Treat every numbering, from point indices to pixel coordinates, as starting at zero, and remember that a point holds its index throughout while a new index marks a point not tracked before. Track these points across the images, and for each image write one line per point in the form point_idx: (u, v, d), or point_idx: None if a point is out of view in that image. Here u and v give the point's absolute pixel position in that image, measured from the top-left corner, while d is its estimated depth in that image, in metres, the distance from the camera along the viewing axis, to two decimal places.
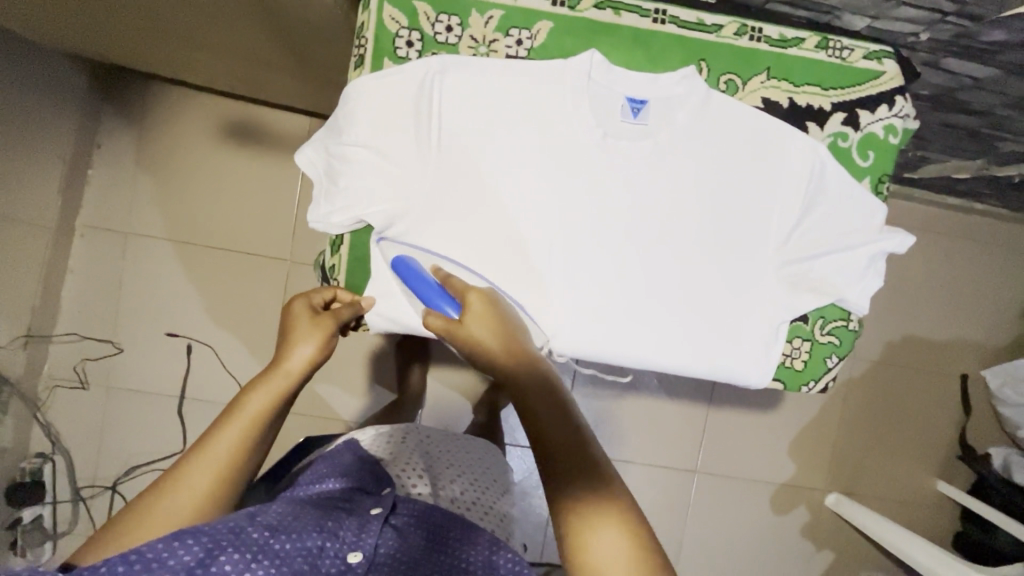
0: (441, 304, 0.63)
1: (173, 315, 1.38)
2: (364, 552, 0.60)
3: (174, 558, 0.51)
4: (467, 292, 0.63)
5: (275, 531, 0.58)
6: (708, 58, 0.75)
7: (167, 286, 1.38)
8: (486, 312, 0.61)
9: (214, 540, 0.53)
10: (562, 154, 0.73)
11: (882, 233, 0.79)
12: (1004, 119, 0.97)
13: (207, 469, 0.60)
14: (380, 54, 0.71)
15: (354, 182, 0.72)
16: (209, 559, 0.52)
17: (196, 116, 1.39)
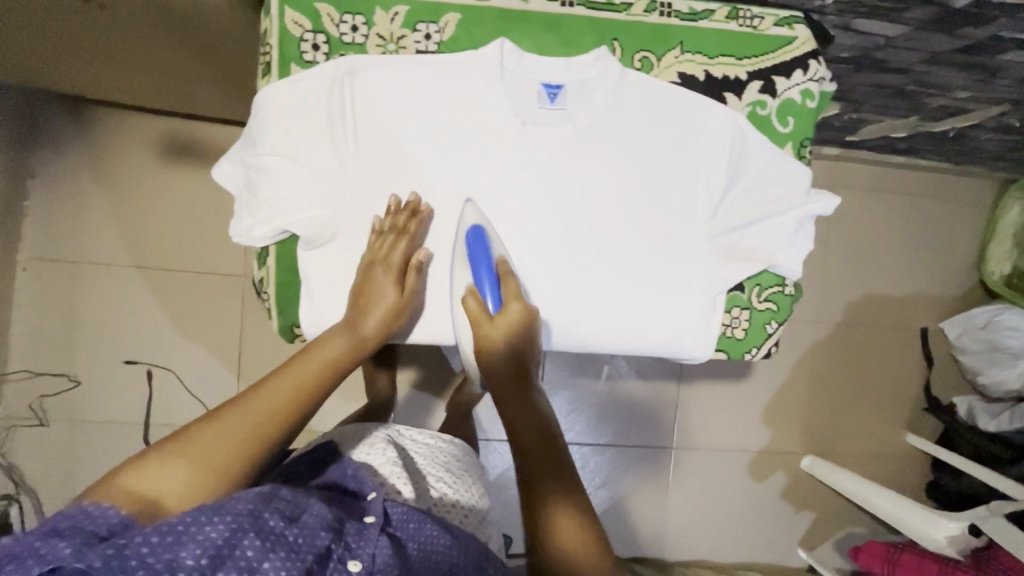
0: (488, 293, 0.68)
1: (128, 342, 1.35)
2: (364, 561, 0.53)
3: (204, 535, 0.46)
4: (512, 300, 0.68)
5: (290, 521, 0.52)
6: (620, 37, 0.75)
7: (119, 313, 1.35)
8: (518, 326, 0.67)
9: (238, 520, 0.49)
10: (484, 146, 0.73)
11: (809, 196, 0.80)
12: (924, 75, 0.99)
13: (216, 453, 0.56)
14: (286, 60, 0.70)
15: (272, 192, 0.70)
16: (234, 542, 0.47)
17: (132, 136, 1.35)
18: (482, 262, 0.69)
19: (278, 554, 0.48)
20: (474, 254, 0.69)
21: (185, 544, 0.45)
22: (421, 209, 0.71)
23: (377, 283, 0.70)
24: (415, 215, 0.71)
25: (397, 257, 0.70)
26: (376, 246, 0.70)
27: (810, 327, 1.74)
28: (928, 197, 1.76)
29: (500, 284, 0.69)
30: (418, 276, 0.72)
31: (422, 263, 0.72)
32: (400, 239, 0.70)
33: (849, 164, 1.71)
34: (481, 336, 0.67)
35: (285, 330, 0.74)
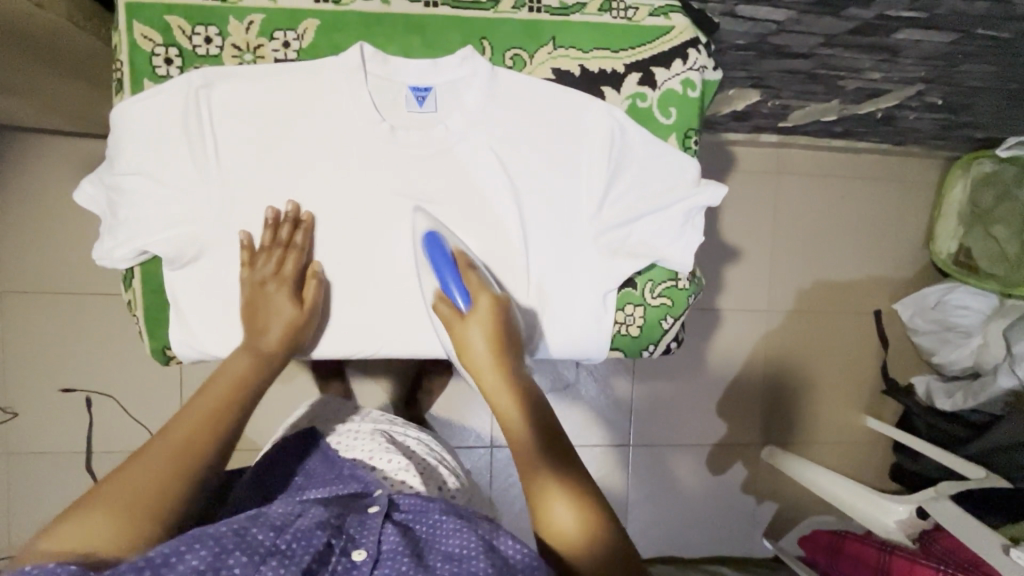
0: (454, 291, 0.70)
1: (54, 368, 1.28)
2: (368, 551, 0.52)
3: (183, 564, 0.45)
4: (478, 292, 0.69)
5: (280, 530, 0.51)
6: (488, 35, 0.73)
7: (38, 341, 1.27)
8: (489, 319, 0.69)
9: (221, 543, 0.48)
10: (354, 154, 0.71)
11: (697, 187, 0.79)
12: (826, 58, 0.99)
13: (128, 495, 0.53)
14: (139, 75, 0.68)
15: (131, 212, 0.68)
16: (218, 565, 0.46)
17: (26, 152, 1.24)
18: (438, 260, 0.69)
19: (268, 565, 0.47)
20: (428, 255, 0.70)
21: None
22: (302, 218, 0.71)
23: (274, 300, 0.70)
24: (297, 226, 0.71)
25: (287, 272, 0.70)
26: (261, 262, 0.70)
27: (762, 316, 1.74)
28: (873, 179, 1.75)
29: (462, 276, 0.70)
30: (317, 286, 0.71)
31: (319, 273, 0.72)
32: (288, 253, 0.70)
33: (790, 149, 1.69)
34: (454, 335, 0.70)
35: (158, 351, 0.72)
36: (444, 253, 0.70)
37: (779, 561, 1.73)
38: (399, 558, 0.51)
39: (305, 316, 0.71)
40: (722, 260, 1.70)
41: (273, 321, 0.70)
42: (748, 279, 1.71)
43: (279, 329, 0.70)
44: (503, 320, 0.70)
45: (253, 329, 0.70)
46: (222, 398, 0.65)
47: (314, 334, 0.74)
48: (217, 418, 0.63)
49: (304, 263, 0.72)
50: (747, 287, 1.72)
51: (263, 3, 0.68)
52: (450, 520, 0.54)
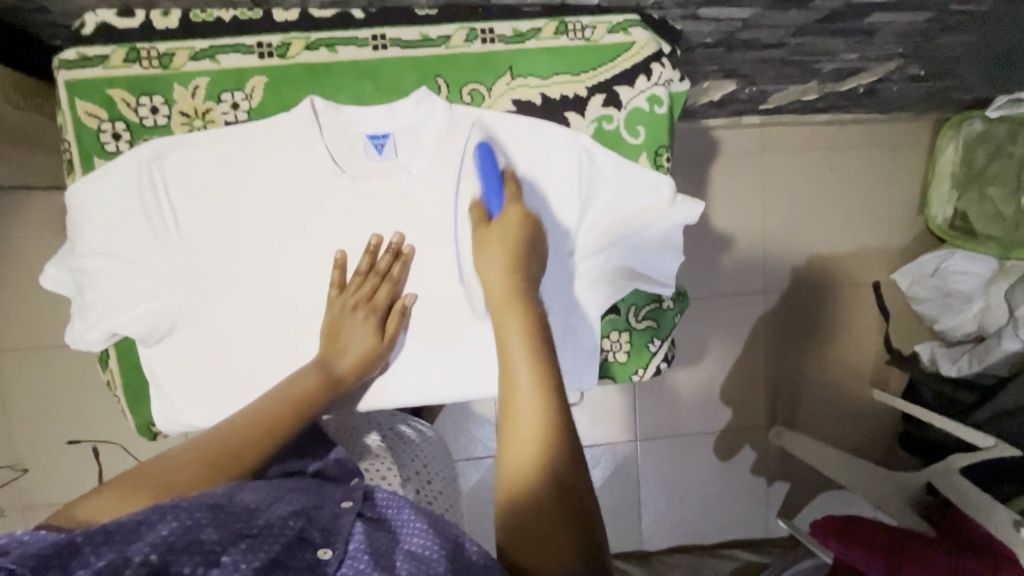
0: (494, 198, 0.69)
1: (58, 421, 1.23)
2: (337, 548, 0.46)
3: (152, 533, 0.42)
4: (510, 205, 0.68)
5: (252, 513, 0.48)
6: (443, 72, 0.71)
7: (36, 395, 1.22)
8: (514, 235, 0.67)
9: (194, 517, 0.45)
10: (318, 209, 0.70)
11: (673, 204, 0.76)
12: (800, 46, 0.95)
13: (166, 476, 0.54)
14: (88, 154, 0.66)
15: (98, 294, 0.67)
16: (191, 537, 0.42)
17: None
18: (487, 172, 0.69)
19: (240, 546, 0.43)
20: (478, 167, 0.70)
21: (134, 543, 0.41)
22: (403, 251, 0.71)
23: (353, 321, 0.69)
24: (398, 258, 0.71)
25: (379, 300, 0.70)
26: (352, 287, 0.70)
27: (759, 299, 1.72)
28: (863, 148, 1.71)
29: (504, 183, 0.69)
30: (401, 320, 0.71)
31: (406, 306, 0.72)
32: (382, 283, 0.71)
33: (775, 127, 1.66)
34: (476, 237, 0.69)
35: (144, 428, 0.73)
36: (495, 168, 0.69)
37: (794, 539, 1.75)
38: (360, 556, 0.46)
39: (381, 348, 0.70)
40: (714, 247, 1.67)
41: (352, 344, 0.69)
42: (743, 263, 1.69)
43: (357, 356, 0.69)
44: (524, 239, 0.67)
45: (331, 347, 0.69)
46: (286, 406, 0.64)
47: (384, 364, 0.73)
48: (277, 426, 0.62)
49: (396, 296, 0.72)
50: (742, 272, 1.70)
51: (205, 65, 0.66)
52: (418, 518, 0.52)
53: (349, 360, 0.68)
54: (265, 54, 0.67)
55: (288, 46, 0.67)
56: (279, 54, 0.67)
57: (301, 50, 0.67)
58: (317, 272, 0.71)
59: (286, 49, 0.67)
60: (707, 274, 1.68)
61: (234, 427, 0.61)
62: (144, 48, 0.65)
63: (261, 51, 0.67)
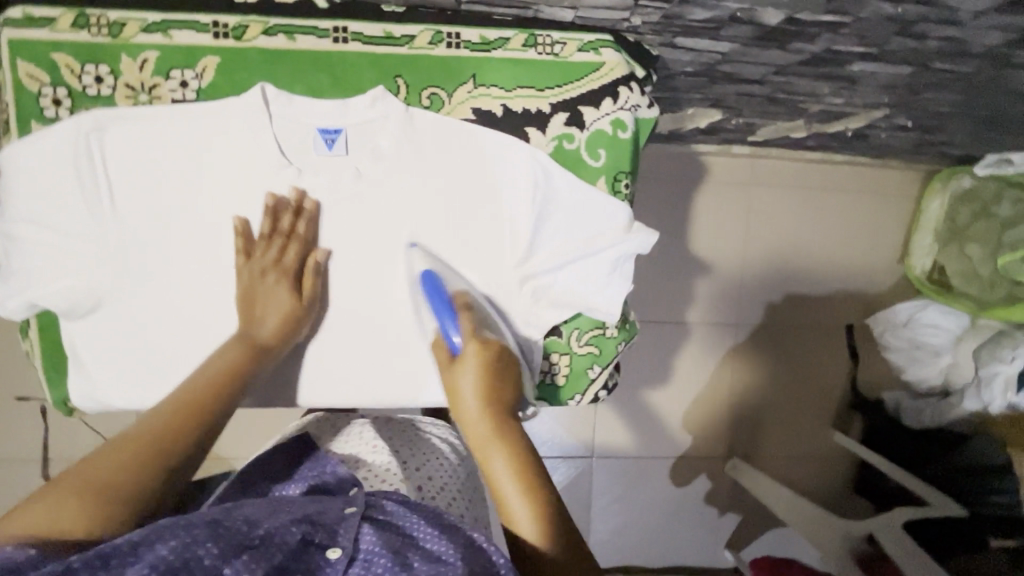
0: (450, 332, 0.66)
1: None
2: (344, 548, 0.48)
3: (151, 553, 0.41)
4: (467, 338, 0.65)
5: (253, 520, 0.48)
6: (403, 73, 0.69)
7: None
8: (481, 367, 0.63)
9: (194, 532, 0.44)
10: (260, 198, 0.68)
11: (628, 232, 0.74)
12: (784, 84, 0.94)
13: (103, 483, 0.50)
14: (26, 118, 0.64)
15: (23, 261, 0.65)
16: (188, 555, 0.42)
17: None
18: (437, 305, 0.67)
19: (241, 557, 0.43)
20: (430, 301, 0.67)
21: (132, 565, 0.40)
22: (307, 206, 0.68)
23: (268, 285, 0.67)
24: (300, 214, 0.68)
25: (290, 261, 0.68)
26: (259, 251, 0.67)
27: (730, 330, 1.71)
28: (852, 191, 1.70)
29: (457, 317, 0.66)
30: (316, 278, 0.69)
31: (320, 264, 0.69)
32: (290, 243, 0.68)
33: (765, 160, 1.65)
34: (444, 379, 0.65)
35: (61, 403, 0.71)
36: (444, 296, 0.67)
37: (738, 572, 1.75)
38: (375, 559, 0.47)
39: (302, 309, 0.68)
40: (691, 272, 1.66)
41: (270, 309, 0.67)
42: (718, 291, 1.68)
43: (279, 318, 0.67)
44: (497, 368, 0.64)
45: (250, 313, 0.67)
46: (209, 391, 0.62)
47: (312, 327, 0.71)
48: (203, 407, 0.61)
49: (308, 254, 0.70)
50: (716, 300, 1.69)
51: (157, 40, 0.64)
52: (429, 525, 0.51)
53: (278, 319, 0.67)
54: (220, 35, 0.65)
55: (245, 29, 0.65)
56: (233, 37, 0.65)
57: (258, 34, 0.66)
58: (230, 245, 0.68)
59: (242, 32, 0.66)
60: (681, 298, 1.67)
61: (157, 415, 0.58)
62: (94, 15, 0.63)
63: (217, 30, 0.65)
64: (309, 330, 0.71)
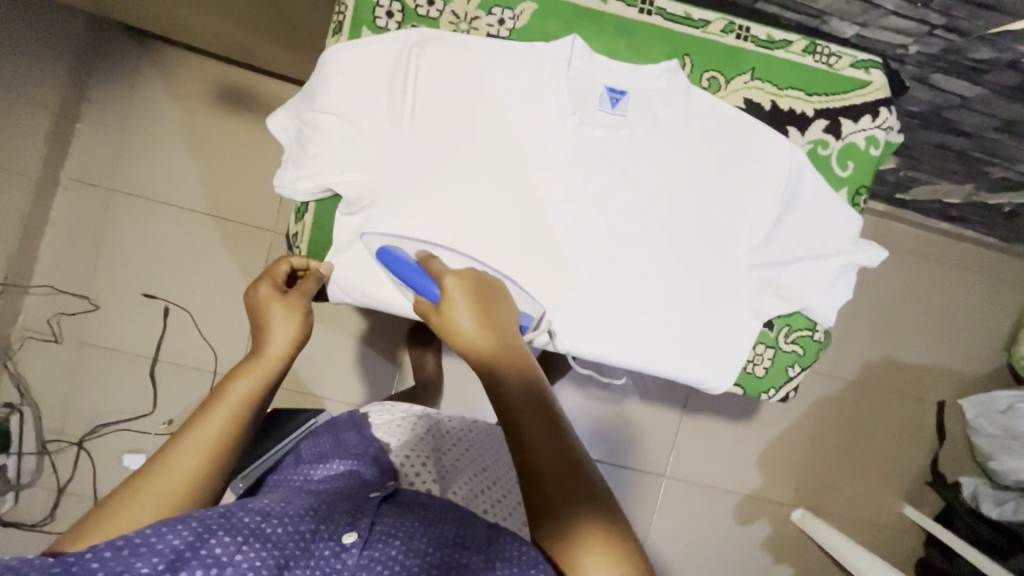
0: (427, 287, 0.64)
1: (164, 279, 1.38)
2: (359, 532, 0.53)
3: (164, 542, 0.45)
4: (444, 275, 0.63)
5: (269, 515, 0.51)
6: (691, 53, 0.74)
7: (172, 249, 1.38)
8: (468, 302, 0.62)
9: (205, 522, 0.47)
10: (541, 137, 0.72)
11: (856, 245, 0.78)
12: (990, 143, 0.98)
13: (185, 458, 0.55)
14: (359, 23, 0.70)
15: (323, 148, 0.70)
16: (198, 544, 0.46)
17: (190, 76, 1.38)
18: (404, 267, 0.66)
19: (251, 546, 0.47)
20: (396, 270, 0.67)
21: (143, 555, 0.44)
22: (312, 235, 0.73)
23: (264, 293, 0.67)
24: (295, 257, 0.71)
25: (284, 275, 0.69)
26: (275, 271, 0.70)
27: (822, 380, 1.71)
28: (968, 270, 1.72)
29: (425, 268, 0.65)
30: (316, 283, 0.70)
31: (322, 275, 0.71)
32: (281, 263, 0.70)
33: (893, 222, 1.66)
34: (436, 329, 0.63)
35: None
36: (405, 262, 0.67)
37: None
38: (390, 542, 0.52)
39: (306, 307, 0.67)
40: None
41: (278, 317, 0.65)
42: None
43: (286, 320, 0.65)
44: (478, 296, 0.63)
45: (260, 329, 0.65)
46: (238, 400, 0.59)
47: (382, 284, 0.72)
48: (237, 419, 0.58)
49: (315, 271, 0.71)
50: None
51: None
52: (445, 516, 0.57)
53: (290, 330, 0.64)
54: None
55: None
56: None
57: None
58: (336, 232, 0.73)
59: None
60: None
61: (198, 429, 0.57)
62: None
63: None
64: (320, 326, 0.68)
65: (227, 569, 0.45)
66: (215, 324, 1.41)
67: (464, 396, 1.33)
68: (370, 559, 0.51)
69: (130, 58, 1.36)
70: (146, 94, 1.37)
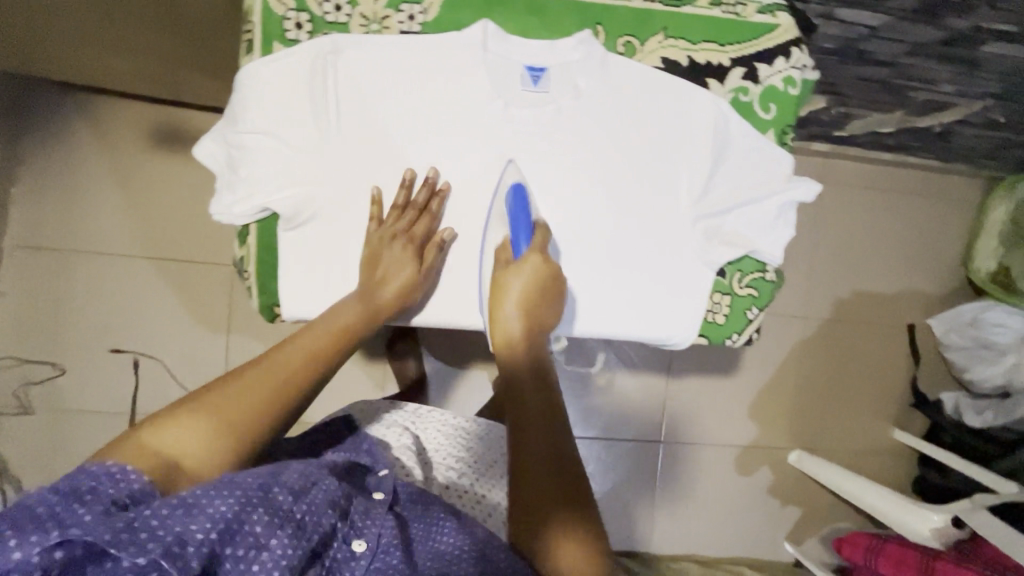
0: (520, 242, 0.68)
1: (128, 332, 1.35)
2: (368, 542, 0.57)
3: (213, 508, 0.47)
4: (535, 251, 0.67)
5: (299, 495, 0.54)
6: (603, 21, 0.75)
7: (131, 299, 1.35)
8: (538, 277, 0.66)
9: (248, 495, 0.49)
10: (470, 127, 0.73)
11: (791, 183, 0.80)
12: (907, 68, 1.01)
13: (240, 416, 0.55)
14: (269, 38, 0.69)
15: (254, 169, 0.70)
16: (243, 518, 0.48)
17: (117, 122, 1.34)
18: (518, 213, 0.69)
19: (283, 531, 0.50)
20: (510, 210, 0.70)
21: (196, 517, 0.46)
22: (439, 186, 0.73)
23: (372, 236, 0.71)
24: (434, 193, 0.72)
25: (417, 231, 0.72)
26: (391, 220, 0.71)
27: (797, 323, 1.75)
28: (914, 195, 1.77)
29: (532, 233, 0.68)
30: (430, 225, 0.72)
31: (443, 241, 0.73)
32: (420, 216, 0.72)
33: (839, 161, 1.71)
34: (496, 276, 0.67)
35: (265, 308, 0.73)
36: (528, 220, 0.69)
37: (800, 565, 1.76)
38: (390, 552, 0.57)
39: (420, 276, 0.72)
40: None
41: (392, 272, 0.70)
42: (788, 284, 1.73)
43: (394, 286, 0.70)
44: (547, 283, 0.66)
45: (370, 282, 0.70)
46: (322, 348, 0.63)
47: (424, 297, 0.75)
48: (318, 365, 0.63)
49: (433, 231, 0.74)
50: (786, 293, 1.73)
51: None
52: (444, 526, 0.62)
53: (393, 292, 0.70)
54: None
55: None
56: None
57: None
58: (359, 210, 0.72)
59: None
60: None
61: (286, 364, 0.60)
62: None
63: None
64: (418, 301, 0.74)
65: (261, 552, 0.48)
66: (189, 366, 1.39)
67: (450, 396, 1.33)
68: (376, 569, 0.56)
69: (50, 112, 1.31)
70: (72, 145, 1.32)
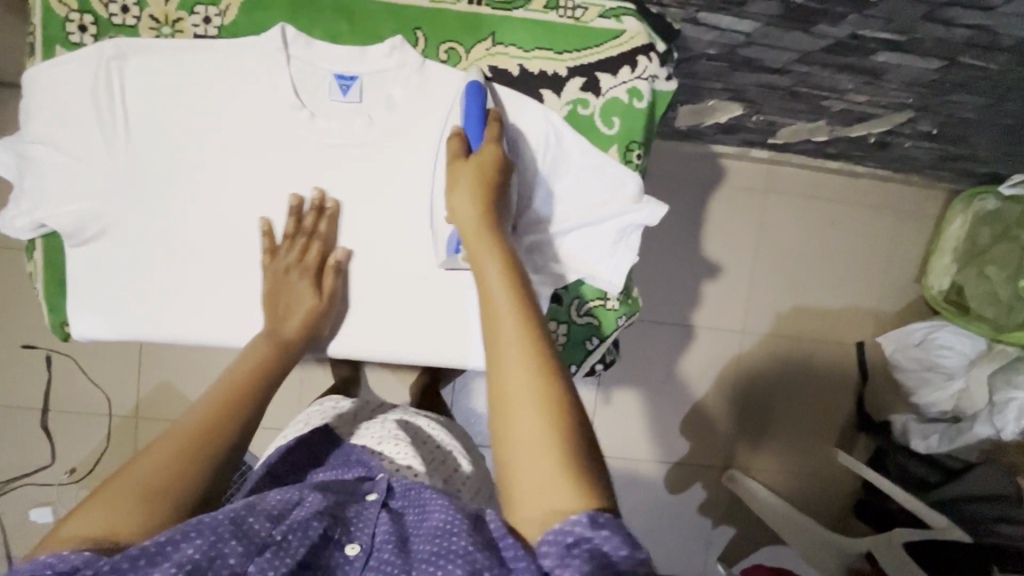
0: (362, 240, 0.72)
1: None
2: (363, 543, 0.51)
3: (179, 552, 0.43)
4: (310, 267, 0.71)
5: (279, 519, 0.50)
6: (423, 26, 0.69)
7: None
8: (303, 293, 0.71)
9: (218, 530, 0.46)
10: (274, 138, 0.69)
11: (637, 203, 0.72)
12: (808, 76, 0.93)
13: (152, 467, 0.51)
14: (52, 41, 0.65)
15: (35, 181, 0.66)
16: (214, 554, 0.44)
17: None
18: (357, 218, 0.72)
19: (263, 557, 0.46)
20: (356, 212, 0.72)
21: (161, 564, 0.43)
22: (328, 206, 0.71)
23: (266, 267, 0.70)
24: (321, 214, 0.71)
25: (312, 259, 0.71)
26: (283, 252, 0.70)
27: (737, 337, 1.67)
28: (868, 206, 1.67)
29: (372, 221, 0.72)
30: (322, 245, 0.71)
31: (341, 263, 0.72)
32: (311, 242, 0.71)
33: (784, 168, 1.62)
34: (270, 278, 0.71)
35: (59, 325, 0.73)
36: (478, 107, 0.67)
37: None
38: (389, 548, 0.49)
39: (324, 305, 0.71)
40: (701, 275, 1.62)
41: (294, 307, 0.70)
42: (726, 297, 1.64)
43: (301, 315, 0.70)
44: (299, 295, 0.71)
45: (275, 314, 0.70)
46: (243, 380, 0.64)
47: (335, 324, 0.74)
48: (236, 394, 0.62)
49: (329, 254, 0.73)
50: (726, 305, 1.65)
51: None
52: (437, 501, 0.52)
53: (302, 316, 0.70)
54: None
55: None
56: None
57: None
58: (157, 218, 0.69)
59: None
60: (687, 299, 1.63)
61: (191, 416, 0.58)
62: None
63: None
64: (331, 325, 0.74)
65: None
66: None
67: None
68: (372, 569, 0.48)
69: None
70: None
